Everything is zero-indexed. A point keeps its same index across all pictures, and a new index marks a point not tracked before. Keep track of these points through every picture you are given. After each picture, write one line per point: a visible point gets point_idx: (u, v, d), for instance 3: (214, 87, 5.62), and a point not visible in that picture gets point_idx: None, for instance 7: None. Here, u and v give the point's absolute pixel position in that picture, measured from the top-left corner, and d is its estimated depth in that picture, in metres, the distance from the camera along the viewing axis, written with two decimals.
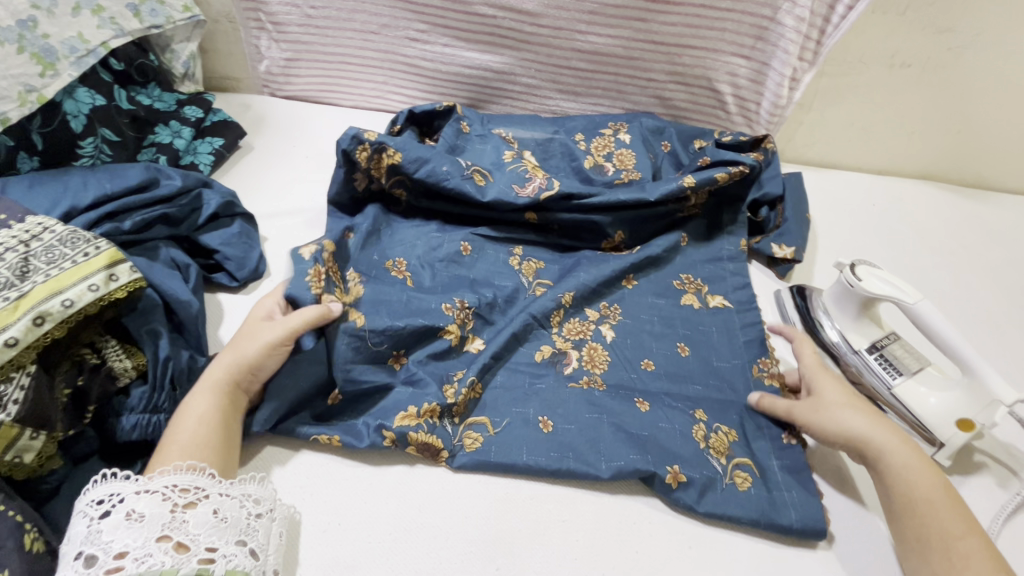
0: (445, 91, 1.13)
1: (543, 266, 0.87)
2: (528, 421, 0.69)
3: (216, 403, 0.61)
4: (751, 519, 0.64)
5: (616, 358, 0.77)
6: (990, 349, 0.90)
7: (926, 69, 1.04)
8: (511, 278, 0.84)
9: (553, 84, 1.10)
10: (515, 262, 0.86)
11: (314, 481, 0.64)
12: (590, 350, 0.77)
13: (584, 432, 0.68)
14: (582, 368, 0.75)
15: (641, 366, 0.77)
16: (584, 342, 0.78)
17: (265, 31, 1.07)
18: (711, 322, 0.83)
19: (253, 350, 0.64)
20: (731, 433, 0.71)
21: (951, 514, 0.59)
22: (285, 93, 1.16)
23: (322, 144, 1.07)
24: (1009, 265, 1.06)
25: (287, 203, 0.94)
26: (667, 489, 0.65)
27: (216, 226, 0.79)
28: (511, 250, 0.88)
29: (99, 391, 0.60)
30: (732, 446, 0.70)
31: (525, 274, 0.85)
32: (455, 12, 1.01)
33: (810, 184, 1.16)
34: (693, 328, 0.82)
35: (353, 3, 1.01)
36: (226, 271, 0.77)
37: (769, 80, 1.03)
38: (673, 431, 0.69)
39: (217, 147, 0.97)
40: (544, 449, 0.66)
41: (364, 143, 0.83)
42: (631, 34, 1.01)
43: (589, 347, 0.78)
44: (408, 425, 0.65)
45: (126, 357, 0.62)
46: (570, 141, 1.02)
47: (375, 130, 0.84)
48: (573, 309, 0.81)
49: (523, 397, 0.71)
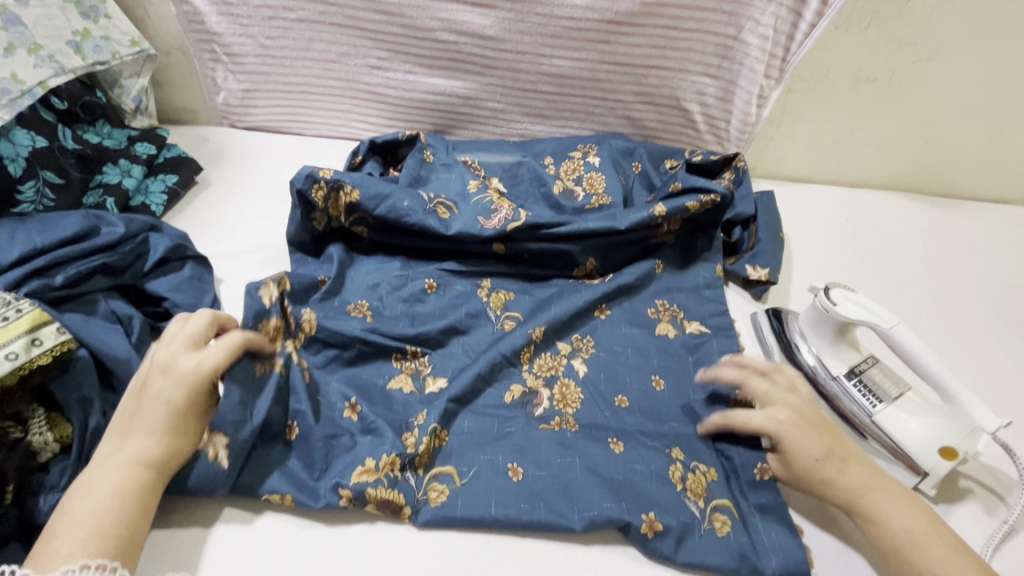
0: (410, 118, 1.11)
1: (513, 298, 0.84)
2: (497, 470, 0.65)
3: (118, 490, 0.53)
4: (728, 567, 0.60)
5: (589, 394, 0.74)
6: (969, 365, 0.89)
7: (892, 82, 1.04)
8: (479, 313, 0.80)
9: (520, 107, 1.08)
10: (482, 295, 0.83)
11: (262, 547, 0.60)
12: (562, 388, 0.74)
13: (555, 478, 0.65)
14: (555, 408, 0.72)
15: (616, 402, 0.74)
16: (555, 381, 0.75)
17: (220, 62, 1.03)
18: (687, 351, 0.81)
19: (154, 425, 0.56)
20: (709, 472, 0.68)
21: (932, 546, 0.58)
22: (245, 124, 1.13)
23: (283, 176, 1.04)
24: (984, 275, 1.05)
25: (245, 240, 0.91)
26: (643, 539, 0.61)
27: (164, 271, 0.75)
28: (478, 284, 0.85)
29: (18, 469, 0.55)
30: (711, 486, 0.67)
31: (494, 309, 0.82)
32: (416, 39, 0.99)
33: (783, 200, 1.15)
34: (670, 359, 0.79)
35: (311, 32, 0.99)
36: (176, 320, 0.74)
37: (737, 98, 1.02)
38: (649, 474, 0.66)
39: (170, 185, 0.93)
40: (513, 500, 0.63)
41: (321, 184, 0.80)
42: (596, 56, 1.00)
43: (561, 386, 0.74)
44: (366, 481, 0.61)
45: (48, 430, 0.59)
46: (538, 166, 0.99)
47: (332, 169, 0.81)
48: (542, 344, 0.77)
49: (487, 442, 0.68)
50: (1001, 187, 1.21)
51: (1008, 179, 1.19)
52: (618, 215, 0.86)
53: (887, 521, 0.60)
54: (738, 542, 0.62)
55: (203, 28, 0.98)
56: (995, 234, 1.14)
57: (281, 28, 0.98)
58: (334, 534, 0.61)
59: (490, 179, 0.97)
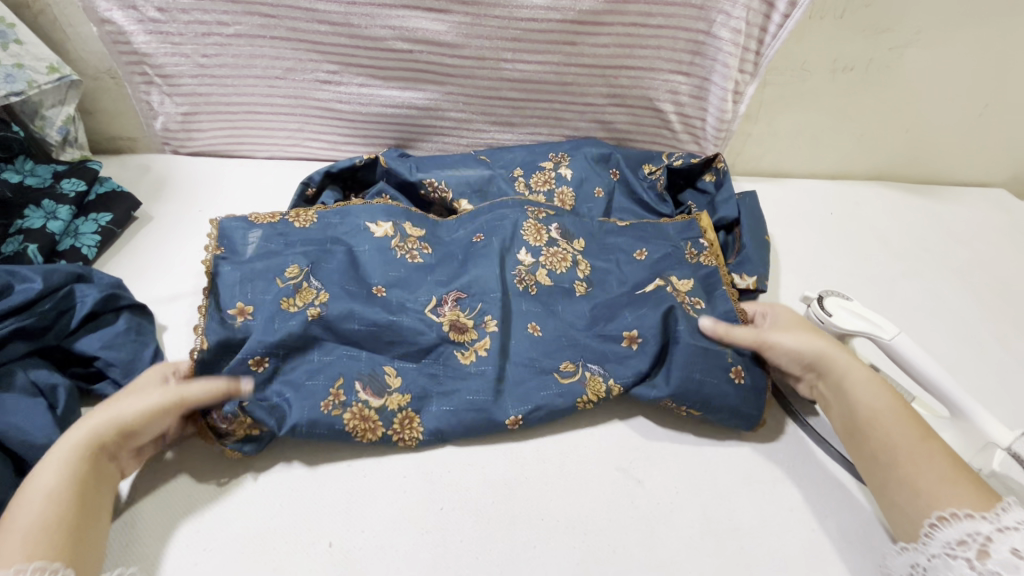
0: (371, 133, 1.04)
1: (578, 365, 0.72)
2: (614, 337, 0.74)
3: (70, 473, 0.53)
4: None
5: (550, 298, 0.77)
6: (969, 362, 0.85)
7: (869, 71, 1.00)
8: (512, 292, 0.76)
9: (485, 116, 1.02)
10: (468, 363, 0.70)
11: (307, 515, 0.62)
12: (541, 278, 0.78)
13: (558, 541, 0.61)
14: (399, 253, 0.77)
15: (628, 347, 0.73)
16: (518, 251, 0.79)
17: (154, 85, 0.94)
18: (750, 372, 0.73)
19: (127, 411, 0.58)
20: (689, 478, 0.68)
21: (896, 421, 0.61)
22: (190, 150, 1.04)
23: (233, 203, 0.96)
24: (974, 265, 1.02)
25: (192, 281, 0.83)
26: (615, 510, 0.64)
27: (95, 325, 0.67)
28: (484, 320, 0.73)
29: None
30: (684, 472, 0.69)
31: (465, 340, 0.72)
32: (366, 48, 0.91)
33: (765, 198, 1.11)
34: (716, 390, 0.70)
35: (251, 47, 0.90)
36: (111, 379, 0.66)
37: (711, 95, 0.97)
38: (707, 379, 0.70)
39: (104, 225, 0.85)
40: (617, 358, 0.73)
41: (296, 267, 0.73)
42: (561, 59, 0.93)
43: (537, 224, 0.82)
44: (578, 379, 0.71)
45: None
46: (506, 181, 0.94)
47: (308, 249, 0.76)
48: (579, 375, 0.71)
49: (478, 504, 0.64)
50: (980, 168, 1.19)
51: (984, 162, 1.18)
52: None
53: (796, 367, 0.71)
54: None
55: (130, 48, 0.89)
56: (980, 219, 1.12)
57: (217, 45, 0.90)
58: (364, 523, 0.61)
59: (459, 201, 0.91)
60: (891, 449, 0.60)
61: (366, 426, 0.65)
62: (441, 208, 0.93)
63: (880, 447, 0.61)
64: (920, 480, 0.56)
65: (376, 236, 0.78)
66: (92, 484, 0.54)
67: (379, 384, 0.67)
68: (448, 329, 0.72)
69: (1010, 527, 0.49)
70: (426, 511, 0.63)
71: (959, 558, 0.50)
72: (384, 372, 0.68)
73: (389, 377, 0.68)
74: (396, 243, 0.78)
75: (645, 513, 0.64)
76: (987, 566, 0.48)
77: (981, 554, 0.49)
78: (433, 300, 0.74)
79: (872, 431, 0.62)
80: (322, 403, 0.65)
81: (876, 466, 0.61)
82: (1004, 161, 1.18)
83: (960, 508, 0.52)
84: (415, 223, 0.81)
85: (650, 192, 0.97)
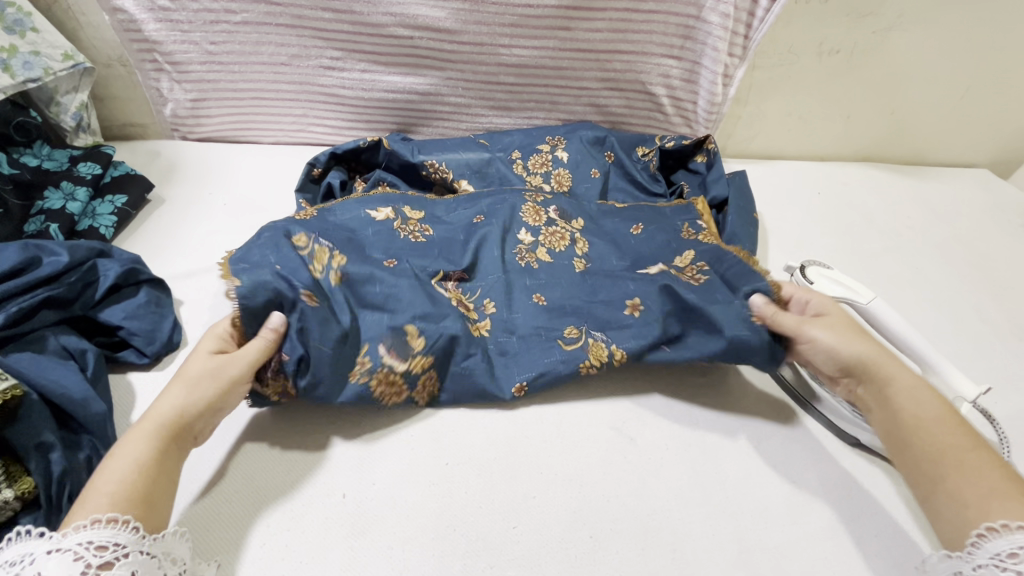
0: (373, 118, 1.07)
1: (581, 332, 0.75)
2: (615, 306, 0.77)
3: (158, 445, 0.53)
4: (702, 531, 0.64)
5: (554, 273, 0.81)
6: (947, 330, 0.90)
7: (854, 54, 1.04)
8: (515, 269, 0.80)
9: (484, 100, 1.06)
10: (480, 334, 0.74)
11: (319, 468, 0.66)
12: (541, 255, 0.82)
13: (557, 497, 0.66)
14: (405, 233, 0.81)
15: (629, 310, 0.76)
16: (518, 231, 0.84)
17: (164, 72, 0.98)
18: None
19: (207, 387, 0.58)
20: (680, 439, 0.72)
21: (944, 429, 0.55)
22: (198, 136, 1.08)
23: (243, 186, 1.00)
24: (954, 240, 1.06)
25: (205, 259, 0.87)
26: (609, 464, 0.69)
27: (117, 297, 0.72)
28: (484, 301, 0.77)
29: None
30: (674, 431, 0.73)
31: (467, 313, 0.75)
32: (368, 35, 0.94)
33: (755, 178, 1.15)
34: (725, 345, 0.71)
35: (257, 34, 0.94)
36: (134, 347, 0.71)
37: (702, 78, 1.01)
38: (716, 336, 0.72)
39: (119, 206, 0.89)
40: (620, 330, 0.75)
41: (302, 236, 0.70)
42: (557, 43, 0.97)
43: (536, 206, 0.87)
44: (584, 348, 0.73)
45: (7, 486, 0.54)
46: (505, 164, 0.98)
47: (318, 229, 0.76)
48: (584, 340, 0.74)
49: (482, 460, 0.68)
50: (961, 149, 1.23)
51: (966, 142, 1.22)
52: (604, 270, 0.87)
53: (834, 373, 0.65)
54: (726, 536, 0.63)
55: (141, 36, 0.93)
56: (962, 198, 1.17)
57: (225, 32, 0.93)
58: (375, 475, 0.66)
59: (459, 181, 0.95)
60: (939, 456, 0.54)
61: (393, 388, 0.68)
62: (442, 188, 0.97)
63: (925, 454, 0.55)
64: (972, 491, 0.50)
65: (377, 219, 0.82)
66: (174, 459, 0.54)
67: (405, 346, 0.69)
68: (456, 305, 0.76)
69: None
70: (432, 466, 0.67)
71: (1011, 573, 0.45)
72: (406, 333, 0.69)
73: (412, 338, 0.69)
74: (398, 224, 0.82)
75: (637, 466, 0.69)
76: None
77: None
78: (439, 274, 0.78)
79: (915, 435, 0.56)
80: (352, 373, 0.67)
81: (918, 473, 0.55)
82: (985, 141, 1.22)
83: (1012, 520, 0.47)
84: (415, 207, 0.86)
85: (642, 172, 1.02)
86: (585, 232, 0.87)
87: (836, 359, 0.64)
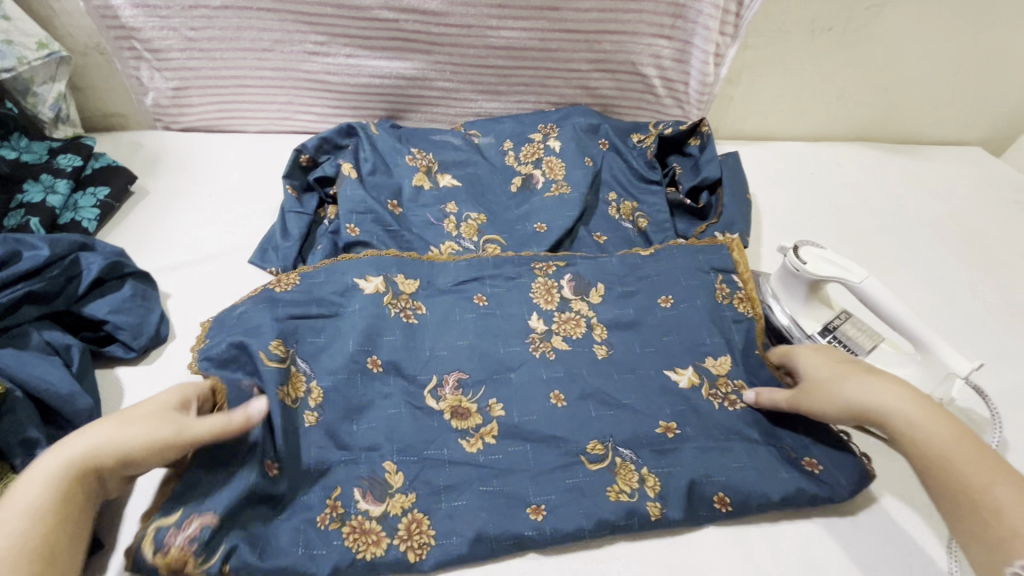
0: (360, 105, 1.05)
1: (607, 447, 0.66)
2: (648, 404, 0.69)
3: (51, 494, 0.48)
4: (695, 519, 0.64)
5: (571, 365, 0.71)
6: (939, 308, 0.90)
7: (847, 31, 1.02)
8: (525, 362, 0.71)
9: (472, 84, 1.04)
10: (474, 450, 0.64)
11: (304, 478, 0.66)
12: (557, 344, 0.73)
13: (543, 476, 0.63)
14: (395, 314, 0.72)
15: (665, 430, 0.67)
16: (530, 316, 0.75)
17: (143, 60, 0.95)
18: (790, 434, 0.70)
19: (128, 439, 0.52)
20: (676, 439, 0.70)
21: (965, 457, 0.54)
22: (181, 125, 1.06)
23: (228, 177, 0.98)
24: (947, 218, 1.06)
25: (190, 251, 0.85)
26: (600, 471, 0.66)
27: (102, 291, 0.71)
28: (489, 402, 0.68)
29: None
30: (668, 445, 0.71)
31: (469, 425, 0.66)
32: (352, 18, 0.92)
33: (748, 159, 1.14)
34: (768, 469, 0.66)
35: (238, 19, 0.91)
36: (119, 341, 0.69)
37: (693, 58, 1.00)
38: (745, 472, 0.65)
39: (102, 199, 0.87)
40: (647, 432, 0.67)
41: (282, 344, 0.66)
42: (545, 25, 0.95)
43: (546, 282, 0.78)
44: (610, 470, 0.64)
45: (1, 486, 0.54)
46: (497, 155, 0.99)
47: (291, 321, 0.68)
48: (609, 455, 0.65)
49: None
50: (953, 127, 1.23)
51: (959, 119, 1.21)
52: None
53: (842, 417, 0.62)
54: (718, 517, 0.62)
55: (118, 23, 0.90)
56: (956, 176, 1.16)
57: (205, 17, 0.91)
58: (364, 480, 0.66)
59: (442, 174, 0.94)
60: (962, 488, 0.53)
61: (369, 538, 0.58)
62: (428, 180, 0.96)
63: (939, 480, 0.54)
64: (1003, 523, 0.50)
65: (366, 291, 0.72)
66: (69, 508, 0.49)
67: (383, 486, 0.61)
68: (449, 416, 0.66)
69: None
70: None
71: None
72: (383, 470, 0.62)
73: (390, 475, 0.61)
74: (389, 300, 0.73)
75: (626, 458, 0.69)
76: None
77: None
78: (433, 380, 0.69)
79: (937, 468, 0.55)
80: (319, 518, 0.58)
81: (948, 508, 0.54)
82: (976, 119, 1.22)
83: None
84: (409, 275, 0.76)
85: (639, 160, 1.00)
86: (602, 309, 0.77)
87: (849, 410, 0.62)
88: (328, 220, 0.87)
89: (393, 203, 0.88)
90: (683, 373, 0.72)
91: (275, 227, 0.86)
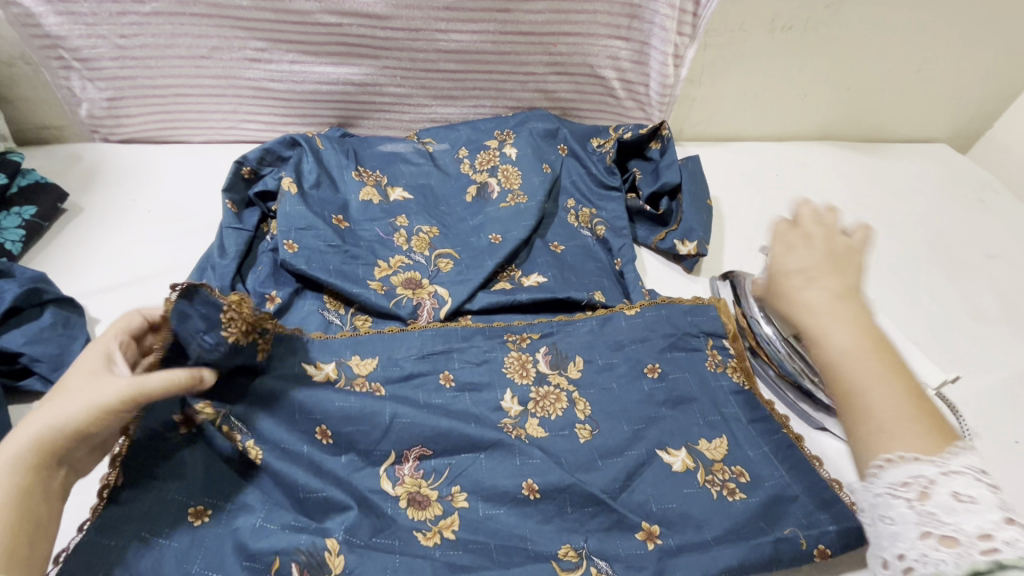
0: (308, 113, 1.01)
1: (582, 553, 0.58)
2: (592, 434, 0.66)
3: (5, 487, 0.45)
4: None
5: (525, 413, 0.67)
6: (903, 311, 0.89)
7: (808, 29, 1.00)
8: (472, 394, 0.68)
9: (425, 90, 1.00)
10: (430, 545, 0.58)
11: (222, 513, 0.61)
12: (533, 429, 0.66)
13: (482, 509, 0.60)
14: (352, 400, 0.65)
15: (645, 531, 0.60)
16: (502, 394, 0.68)
17: (72, 70, 0.90)
18: (758, 476, 0.65)
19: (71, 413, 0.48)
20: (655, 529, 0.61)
21: (858, 364, 0.45)
22: (120, 137, 1.01)
23: (168, 192, 0.93)
24: (912, 219, 1.05)
25: (122, 272, 0.81)
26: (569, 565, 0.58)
27: (19, 321, 0.67)
28: (451, 490, 0.61)
29: None
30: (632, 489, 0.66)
31: (426, 517, 0.59)
32: (292, 23, 0.88)
33: (712, 162, 1.11)
34: (726, 508, 0.62)
35: (171, 25, 0.87)
36: (38, 375, 0.66)
37: (652, 59, 0.97)
38: (700, 497, 0.62)
39: (28, 218, 0.82)
40: (590, 459, 0.64)
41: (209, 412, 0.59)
42: (496, 27, 0.92)
43: (520, 355, 0.72)
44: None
45: None
46: (450, 164, 0.95)
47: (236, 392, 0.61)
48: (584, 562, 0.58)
49: None
50: (918, 125, 1.22)
51: (924, 117, 1.20)
52: (557, 284, 0.82)
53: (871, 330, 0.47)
54: (663, 550, 0.59)
55: (41, 31, 0.85)
56: (922, 174, 1.15)
57: (135, 24, 0.86)
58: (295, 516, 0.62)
59: (393, 187, 0.90)
60: (851, 394, 0.45)
61: None
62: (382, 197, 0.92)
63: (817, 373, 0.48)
64: (878, 417, 0.44)
65: (314, 380, 0.65)
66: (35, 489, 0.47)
67: (321, 566, 0.54)
68: (405, 505, 0.60)
69: (956, 470, 0.40)
70: None
71: (902, 500, 0.41)
72: (325, 547, 0.55)
73: (331, 556, 0.55)
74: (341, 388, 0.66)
75: None
76: (928, 508, 0.40)
77: (924, 496, 0.40)
78: (392, 455, 0.62)
79: (847, 370, 0.46)
80: None
81: (856, 412, 0.45)
82: (941, 117, 1.21)
83: (909, 447, 0.42)
84: (365, 355, 0.70)
85: (599, 164, 0.97)
86: (581, 385, 0.70)
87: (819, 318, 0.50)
88: (270, 236, 0.84)
89: (338, 217, 0.84)
90: (677, 455, 0.65)
91: (213, 246, 0.82)
